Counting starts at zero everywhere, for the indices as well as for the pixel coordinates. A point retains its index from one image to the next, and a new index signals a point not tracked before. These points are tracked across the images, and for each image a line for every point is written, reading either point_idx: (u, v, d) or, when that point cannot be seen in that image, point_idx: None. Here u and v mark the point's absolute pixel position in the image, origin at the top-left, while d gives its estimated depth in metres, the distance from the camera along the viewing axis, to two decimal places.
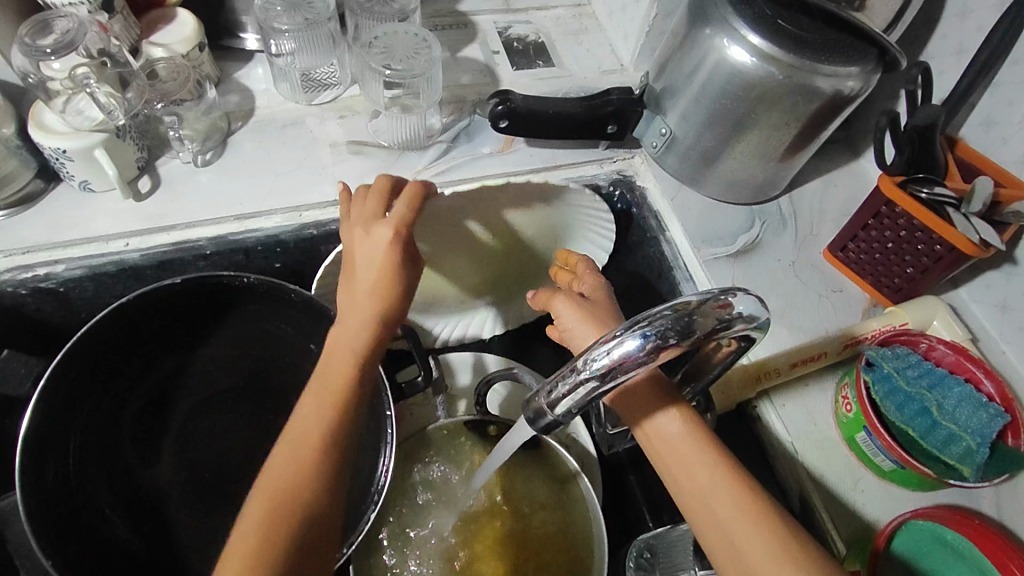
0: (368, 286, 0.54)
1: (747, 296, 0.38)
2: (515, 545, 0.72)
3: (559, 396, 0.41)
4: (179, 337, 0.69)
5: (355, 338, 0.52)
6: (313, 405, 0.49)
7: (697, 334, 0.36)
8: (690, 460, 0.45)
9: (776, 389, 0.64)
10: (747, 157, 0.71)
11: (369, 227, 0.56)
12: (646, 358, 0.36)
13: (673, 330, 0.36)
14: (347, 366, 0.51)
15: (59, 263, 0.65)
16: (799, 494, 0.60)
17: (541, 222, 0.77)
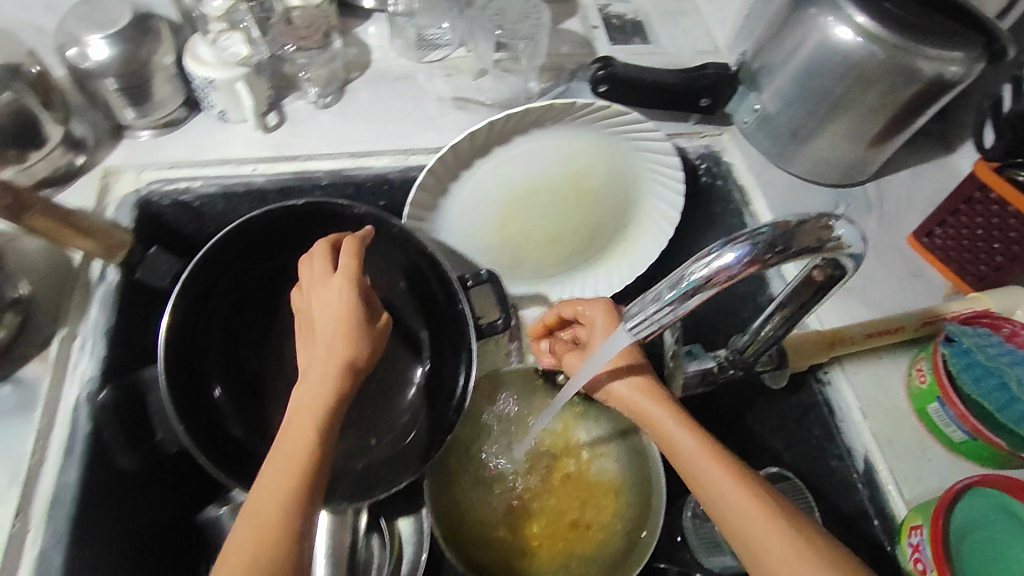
0: (324, 341, 0.53)
1: (845, 223, 0.42)
2: (574, 488, 0.76)
3: (659, 306, 0.43)
4: (285, 265, 0.74)
5: (317, 403, 0.50)
6: (276, 478, 0.47)
7: (794, 249, 0.40)
8: (683, 447, 0.50)
9: (849, 357, 0.66)
10: (842, 134, 0.72)
11: (320, 285, 0.55)
12: (750, 265, 0.40)
13: (774, 242, 0.39)
14: (307, 436, 0.49)
15: (196, 179, 0.73)
16: (864, 456, 0.61)
17: (617, 187, 0.82)
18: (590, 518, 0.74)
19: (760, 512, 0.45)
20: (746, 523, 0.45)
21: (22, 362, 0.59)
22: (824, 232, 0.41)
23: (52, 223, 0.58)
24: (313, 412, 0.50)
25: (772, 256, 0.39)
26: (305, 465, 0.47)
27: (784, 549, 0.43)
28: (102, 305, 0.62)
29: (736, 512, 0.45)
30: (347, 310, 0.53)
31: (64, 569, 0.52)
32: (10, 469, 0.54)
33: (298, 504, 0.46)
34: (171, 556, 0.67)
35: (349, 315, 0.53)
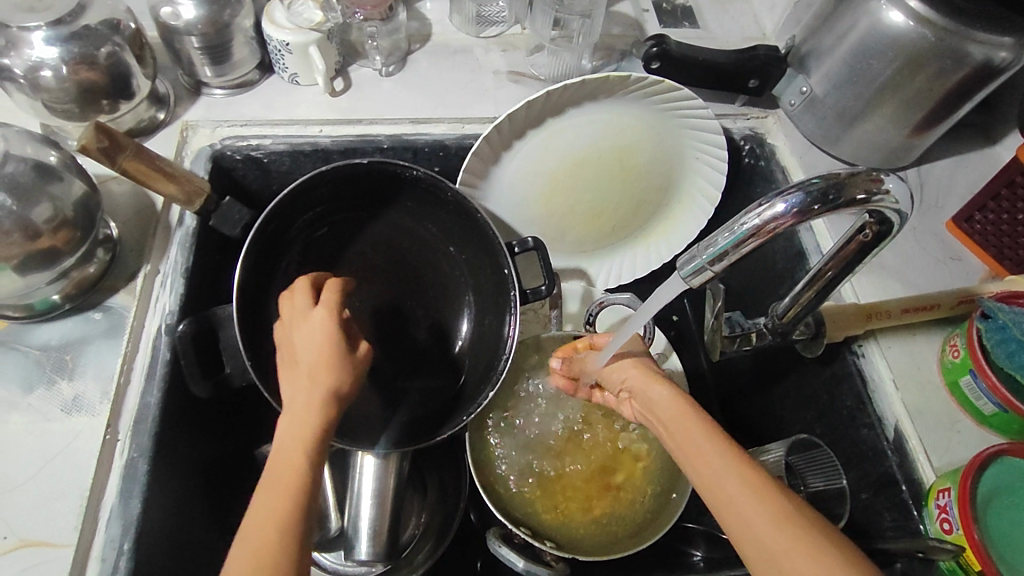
0: (308, 370, 0.53)
1: (895, 178, 0.44)
2: (607, 451, 0.79)
3: (717, 253, 0.46)
4: (346, 221, 0.79)
5: (305, 432, 0.49)
6: (271, 505, 0.44)
7: (844, 199, 0.42)
8: (671, 418, 0.53)
9: (884, 331, 0.67)
10: (886, 122, 0.75)
11: (304, 320, 0.56)
12: (800, 216, 0.42)
13: (826, 193, 0.42)
14: (296, 460, 0.47)
15: (267, 137, 0.78)
16: (894, 425, 0.63)
17: (660, 165, 0.85)
18: (621, 480, 0.78)
19: (738, 476, 0.46)
20: (723, 486, 0.46)
21: (111, 293, 0.64)
22: (874, 186, 0.43)
23: (140, 166, 0.64)
24: (301, 436, 0.48)
25: (821, 205, 0.42)
26: (297, 483, 0.46)
27: (750, 506, 0.44)
28: (181, 246, 0.68)
29: (714, 475, 0.47)
30: (329, 342, 0.54)
31: (145, 481, 0.56)
32: (100, 386, 0.59)
33: (296, 524, 0.44)
34: (226, 492, 0.71)
35: (331, 346, 0.54)
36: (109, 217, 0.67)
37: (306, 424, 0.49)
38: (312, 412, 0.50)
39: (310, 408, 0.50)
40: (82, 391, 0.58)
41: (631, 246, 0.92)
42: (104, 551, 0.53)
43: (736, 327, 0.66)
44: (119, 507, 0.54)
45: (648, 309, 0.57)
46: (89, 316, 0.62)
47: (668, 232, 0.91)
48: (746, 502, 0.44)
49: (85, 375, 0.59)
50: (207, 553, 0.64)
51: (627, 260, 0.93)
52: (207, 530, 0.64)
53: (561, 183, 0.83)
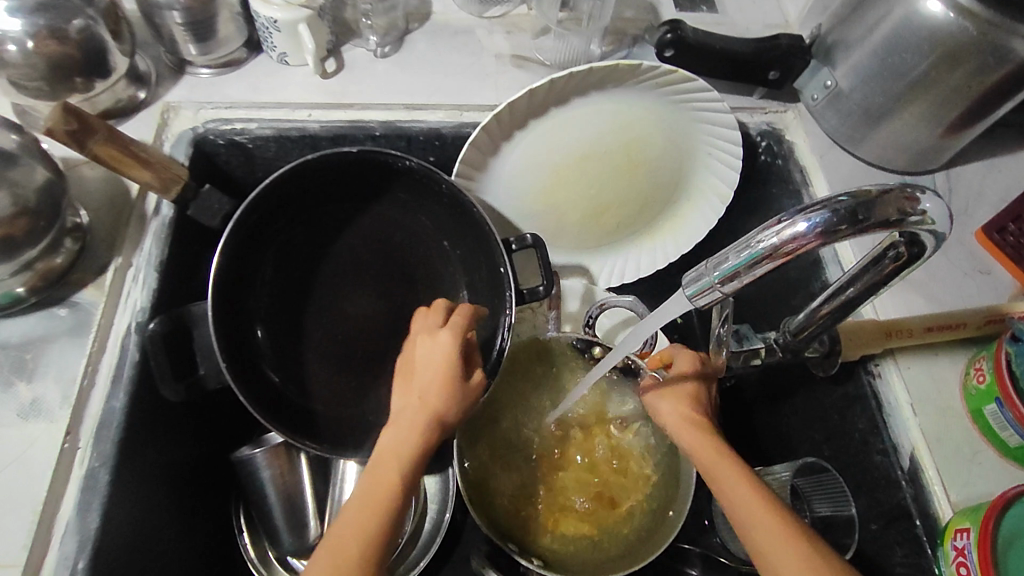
0: (422, 388, 0.56)
1: (935, 196, 0.38)
2: (602, 463, 0.76)
3: (726, 272, 0.41)
4: (335, 213, 0.75)
5: (403, 455, 0.53)
6: (354, 521, 0.50)
7: (875, 220, 0.37)
8: (699, 447, 0.58)
9: (903, 351, 0.63)
10: (918, 120, 0.69)
11: (430, 336, 0.59)
12: (821, 238, 0.37)
13: (854, 212, 0.37)
14: (390, 484, 0.52)
15: (253, 121, 0.73)
16: (910, 452, 0.59)
17: (669, 162, 0.80)
18: (615, 493, 0.74)
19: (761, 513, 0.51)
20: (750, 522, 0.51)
21: (79, 287, 0.60)
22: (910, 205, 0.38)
23: (113, 151, 0.59)
24: (403, 457, 0.53)
25: (847, 227, 0.37)
26: (385, 507, 0.51)
27: (767, 527, 0.50)
28: (155, 237, 0.63)
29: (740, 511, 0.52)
30: (446, 368, 0.57)
31: (105, 492, 0.54)
32: (61, 390, 0.55)
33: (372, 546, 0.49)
34: (198, 497, 0.68)
35: (449, 373, 0.57)
36: (79, 205, 0.63)
37: (410, 447, 0.54)
38: (420, 436, 0.54)
39: (419, 430, 0.54)
40: (41, 394, 0.55)
41: (637, 245, 0.88)
42: (57, 568, 0.50)
43: (743, 341, 0.63)
44: (76, 522, 0.52)
45: (653, 322, 0.53)
46: (54, 312, 0.59)
47: (677, 231, 0.87)
48: (765, 529, 0.50)
49: (45, 377, 0.56)
50: (174, 560, 0.62)
51: (632, 259, 0.88)
52: (170, 539, 0.62)
53: (564, 178, 0.78)
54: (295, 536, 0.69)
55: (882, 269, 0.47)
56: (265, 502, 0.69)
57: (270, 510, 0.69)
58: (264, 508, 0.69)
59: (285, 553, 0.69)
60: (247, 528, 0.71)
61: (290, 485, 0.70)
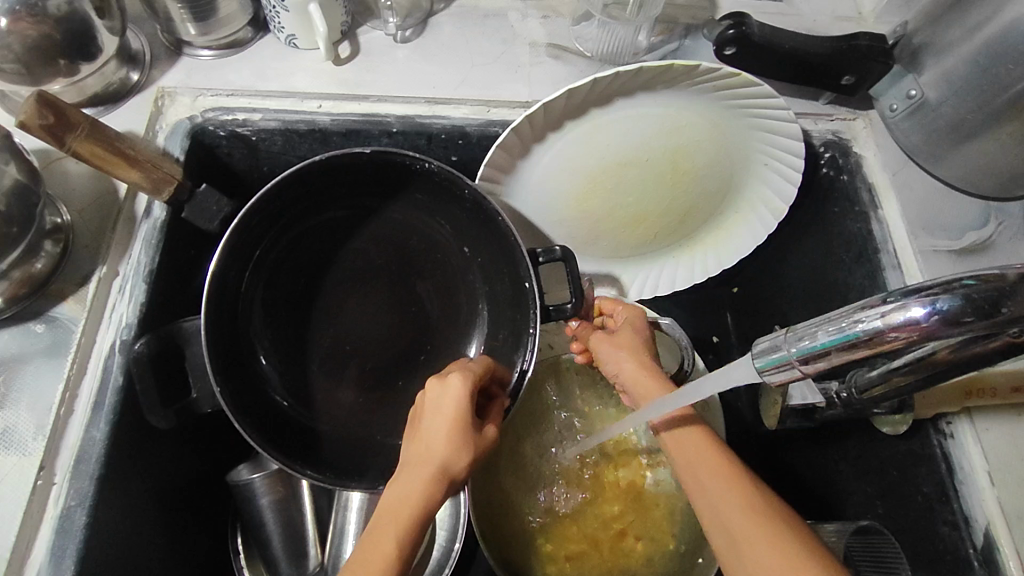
0: (426, 443, 0.51)
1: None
2: (627, 498, 0.70)
3: (810, 352, 0.34)
4: (346, 214, 0.68)
5: (402, 520, 0.47)
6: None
7: (1018, 313, 0.29)
8: (693, 458, 0.52)
9: (983, 411, 0.55)
10: (1015, 142, 0.58)
11: (439, 381, 0.54)
12: (937, 330, 0.29)
13: (990, 300, 0.28)
14: (387, 556, 0.46)
15: (257, 112, 0.65)
16: (986, 528, 0.52)
17: (720, 171, 0.71)
18: (639, 533, 0.68)
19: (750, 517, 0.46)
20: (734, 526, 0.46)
21: (58, 300, 0.54)
22: None
23: (95, 149, 0.53)
24: (404, 520, 0.47)
25: (979, 319, 0.29)
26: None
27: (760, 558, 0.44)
28: (145, 243, 0.57)
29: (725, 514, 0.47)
30: (459, 418, 0.51)
31: (84, 535, 0.48)
32: (35, 419, 0.50)
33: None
34: (191, 520, 0.63)
35: (461, 424, 0.51)
36: (62, 204, 0.57)
37: (413, 512, 0.48)
38: (427, 497, 0.48)
39: (426, 493, 0.48)
40: (13, 423, 0.50)
41: (674, 257, 0.80)
42: None
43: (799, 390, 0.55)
44: (49, 569, 0.47)
45: (711, 386, 0.45)
46: (30, 328, 0.53)
47: (721, 246, 0.79)
48: (757, 553, 0.45)
49: (18, 403, 0.50)
50: None
51: (666, 273, 0.81)
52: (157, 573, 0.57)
53: (600, 185, 0.70)
54: (294, 565, 0.64)
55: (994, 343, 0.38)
56: (263, 529, 0.64)
57: (269, 536, 0.64)
58: (261, 535, 0.64)
59: None
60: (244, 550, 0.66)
61: (291, 511, 0.64)
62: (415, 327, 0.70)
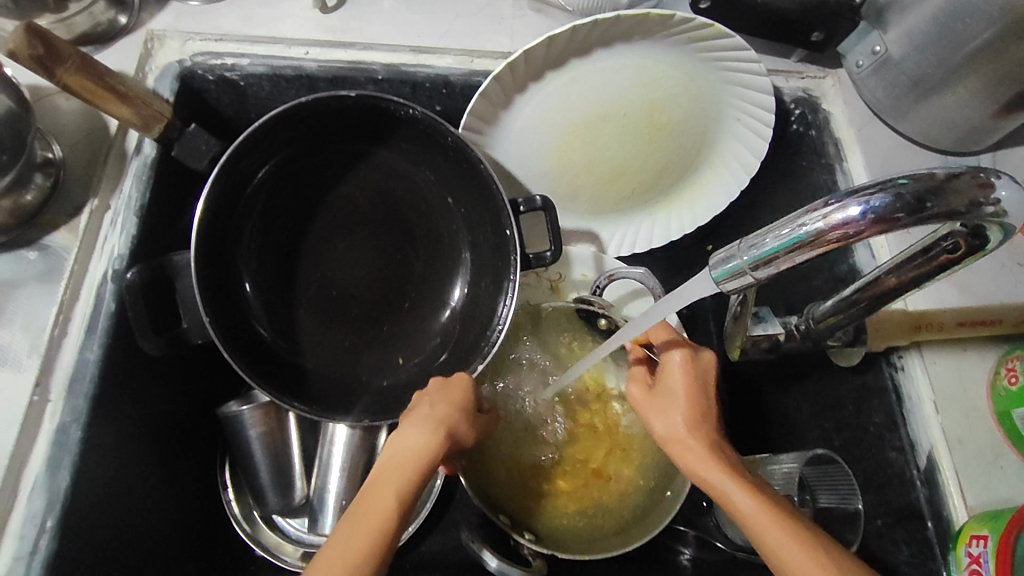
0: (420, 422, 0.56)
1: (1012, 184, 0.33)
2: (600, 437, 0.73)
3: (761, 257, 0.37)
4: (333, 161, 0.70)
5: (406, 476, 0.51)
6: (346, 544, 0.46)
7: (942, 208, 0.32)
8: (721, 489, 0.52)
9: (932, 344, 0.59)
10: (971, 95, 0.61)
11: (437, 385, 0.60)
12: (870, 226, 0.33)
13: (917, 197, 0.32)
14: (388, 508, 0.49)
15: (245, 57, 0.67)
16: (930, 451, 0.56)
17: (695, 125, 0.73)
18: (611, 469, 0.72)
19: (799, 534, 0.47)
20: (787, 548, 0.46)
21: (50, 230, 0.56)
22: (984, 193, 0.33)
23: (86, 81, 0.54)
24: (409, 475, 0.51)
25: (906, 215, 0.32)
26: (380, 530, 0.47)
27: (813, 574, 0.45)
28: (136, 178, 0.59)
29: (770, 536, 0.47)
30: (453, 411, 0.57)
31: (77, 449, 0.51)
32: (29, 338, 0.52)
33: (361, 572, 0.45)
34: (183, 450, 0.66)
35: (453, 417, 0.57)
36: (53, 139, 0.58)
37: (418, 467, 0.51)
38: (430, 455, 0.52)
39: (428, 447, 0.53)
40: (7, 342, 0.51)
41: (652, 212, 0.82)
42: (23, 526, 0.47)
43: (761, 324, 0.57)
44: (45, 477, 0.49)
45: (672, 303, 0.48)
46: (23, 254, 0.54)
47: (696, 202, 0.81)
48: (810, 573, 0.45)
49: (12, 324, 0.52)
50: (153, 515, 0.60)
51: (644, 229, 0.83)
52: (150, 494, 0.60)
53: (580, 137, 0.72)
54: (280, 496, 0.67)
55: (932, 258, 0.42)
56: (251, 461, 0.66)
57: (255, 469, 0.67)
58: (248, 467, 0.67)
59: (269, 512, 0.68)
60: (232, 484, 0.70)
61: (277, 444, 0.67)
62: (398, 274, 0.73)
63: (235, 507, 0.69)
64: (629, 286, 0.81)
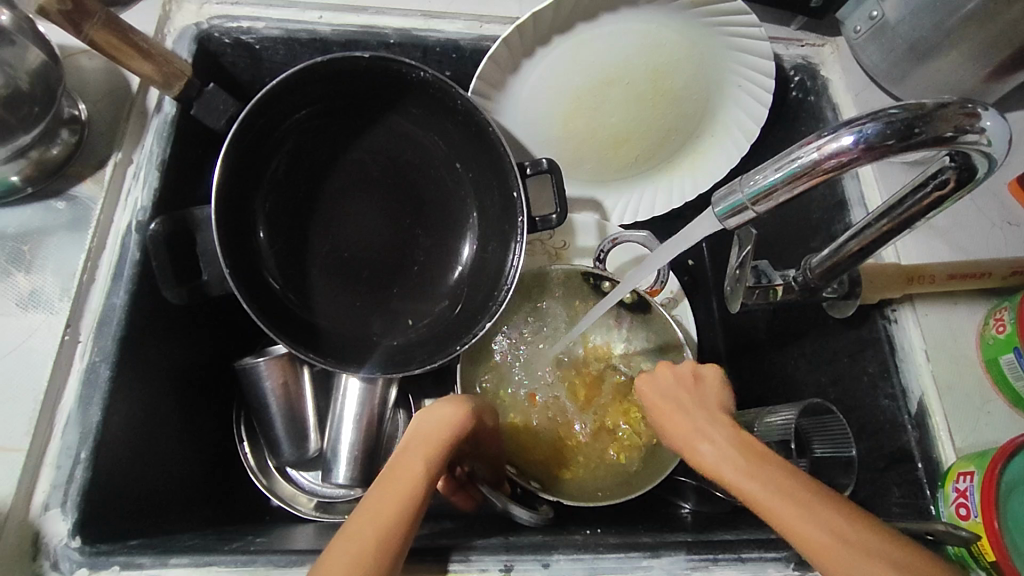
0: (447, 404, 0.54)
1: (995, 114, 0.37)
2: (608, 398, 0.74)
3: (762, 191, 0.40)
4: (345, 127, 0.72)
5: (433, 449, 0.49)
6: (377, 508, 0.45)
7: (928, 135, 0.36)
8: (737, 462, 0.46)
9: (923, 297, 0.61)
10: (964, 59, 0.63)
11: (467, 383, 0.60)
12: (861, 154, 0.37)
13: (906, 125, 0.36)
14: (416, 478, 0.47)
15: (260, 21, 0.68)
16: (920, 398, 0.59)
17: (698, 91, 0.75)
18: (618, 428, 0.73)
19: (845, 533, 0.41)
20: (834, 551, 0.40)
21: (77, 180, 0.58)
22: (968, 122, 0.37)
23: (111, 38, 0.55)
24: (437, 446, 0.50)
25: (896, 141, 0.36)
26: (411, 499, 0.46)
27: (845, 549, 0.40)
28: (157, 134, 0.60)
29: (823, 546, 0.40)
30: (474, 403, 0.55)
31: (106, 387, 0.53)
32: (60, 282, 0.54)
33: (392, 539, 0.43)
34: (201, 400, 0.69)
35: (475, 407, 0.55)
36: (78, 96, 0.60)
37: (443, 441, 0.50)
38: (457, 428, 0.51)
39: (455, 421, 0.52)
40: (39, 285, 0.54)
41: (656, 180, 0.83)
42: (59, 457, 0.50)
43: (762, 278, 0.59)
44: (78, 414, 0.52)
45: (683, 241, 0.52)
46: (52, 205, 0.57)
47: (698, 171, 0.82)
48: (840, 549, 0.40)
49: (43, 269, 0.55)
50: (174, 460, 0.63)
51: (647, 197, 0.84)
52: (171, 437, 0.63)
53: (584, 103, 0.74)
54: (295, 447, 0.69)
55: (924, 198, 0.44)
56: (268, 414, 0.69)
57: (271, 420, 0.69)
58: (265, 419, 0.69)
59: (283, 463, 0.70)
60: (248, 438, 0.73)
61: (292, 400, 0.69)
62: (408, 235, 0.75)
63: (251, 459, 0.71)
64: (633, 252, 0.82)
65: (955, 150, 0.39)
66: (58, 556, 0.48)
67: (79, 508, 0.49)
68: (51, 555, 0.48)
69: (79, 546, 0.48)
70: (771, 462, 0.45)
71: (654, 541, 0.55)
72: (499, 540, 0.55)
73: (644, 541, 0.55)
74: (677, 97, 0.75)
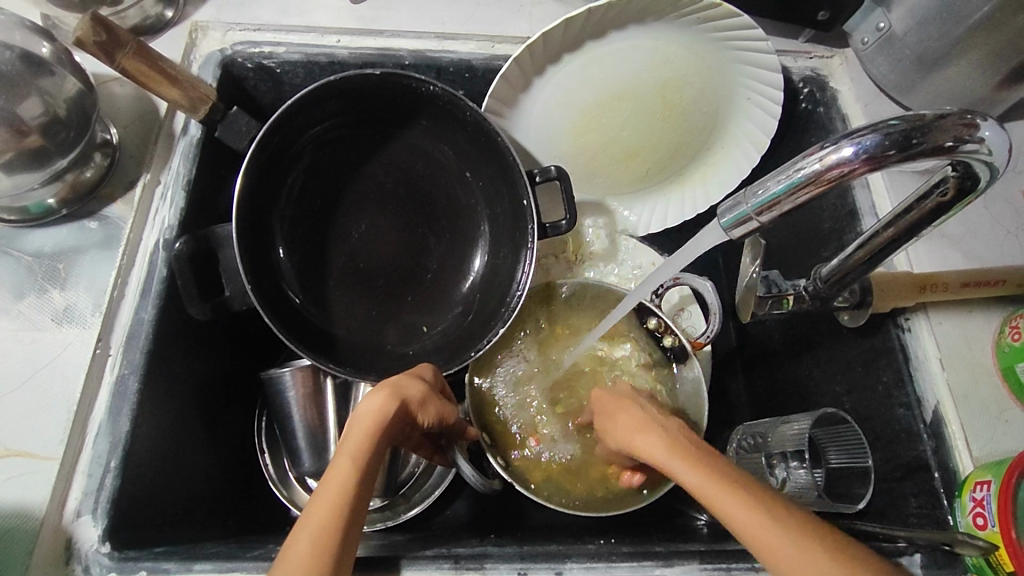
0: (370, 395, 0.51)
1: (994, 125, 0.38)
2: None
3: (767, 200, 0.41)
4: (361, 141, 0.74)
5: (360, 446, 0.46)
6: (310, 526, 0.42)
7: (928, 146, 0.37)
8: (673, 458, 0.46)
9: (936, 305, 0.61)
10: (975, 67, 0.63)
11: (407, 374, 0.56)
12: (860, 166, 0.38)
13: (905, 137, 0.37)
14: (346, 477, 0.44)
15: (280, 46, 0.71)
16: (934, 406, 0.58)
17: (708, 103, 0.76)
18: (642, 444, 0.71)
19: (784, 521, 0.39)
20: (777, 543, 0.39)
21: (108, 202, 0.60)
22: (967, 132, 0.38)
23: (141, 66, 0.58)
24: (369, 435, 0.47)
25: (897, 152, 0.37)
26: (345, 501, 0.43)
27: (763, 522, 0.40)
28: (183, 156, 0.63)
29: (744, 521, 0.40)
30: (398, 388, 0.52)
31: (135, 398, 0.55)
32: (93, 298, 0.57)
33: (327, 545, 0.41)
34: (222, 412, 0.71)
35: (400, 390, 0.52)
36: (109, 121, 0.63)
37: (372, 431, 0.48)
38: (388, 416, 0.49)
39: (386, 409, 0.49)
40: (74, 301, 0.57)
41: (668, 193, 0.84)
42: (90, 465, 0.52)
43: (773, 288, 0.59)
44: (108, 423, 0.54)
45: (693, 250, 0.52)
46: (85, 225, 0.59)
47: (709, 181, 0.82)
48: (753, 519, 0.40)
49: (77, 285, 0.57)
50: (199, 469, 0.65)
51: (659, 208, 0.85)
52: (196, 448, 0.65)
53: (594, 118, 0.75)
54: (316, 459, 0.69)
55: (929, 205, 0.45)
56: (290, 424, 0.70)
57: (294, 431, 0.70)
58: (288, 429, 0.70)
59: (304, 473, 0.70)
60: (269, 450, 0.74)
61: (315, 410, 0.69)
62: (424, 248, 0.77)
63: (272, 469, 0.72)
64: (678, 296, 0.79)
65: (957, 160, 0.40)
66: (89, 561, 0.50)
67: (108, 515, 0.51)
68: (83, 559, 0.50)
69: (109, 551, 0.50)
70: (713, 459, 0.45)
71: (668, 549, 0.55)
72: (514, 548, 0.56)
73: (658, 549, 0.55)
74: (686, 111, 0.76)
